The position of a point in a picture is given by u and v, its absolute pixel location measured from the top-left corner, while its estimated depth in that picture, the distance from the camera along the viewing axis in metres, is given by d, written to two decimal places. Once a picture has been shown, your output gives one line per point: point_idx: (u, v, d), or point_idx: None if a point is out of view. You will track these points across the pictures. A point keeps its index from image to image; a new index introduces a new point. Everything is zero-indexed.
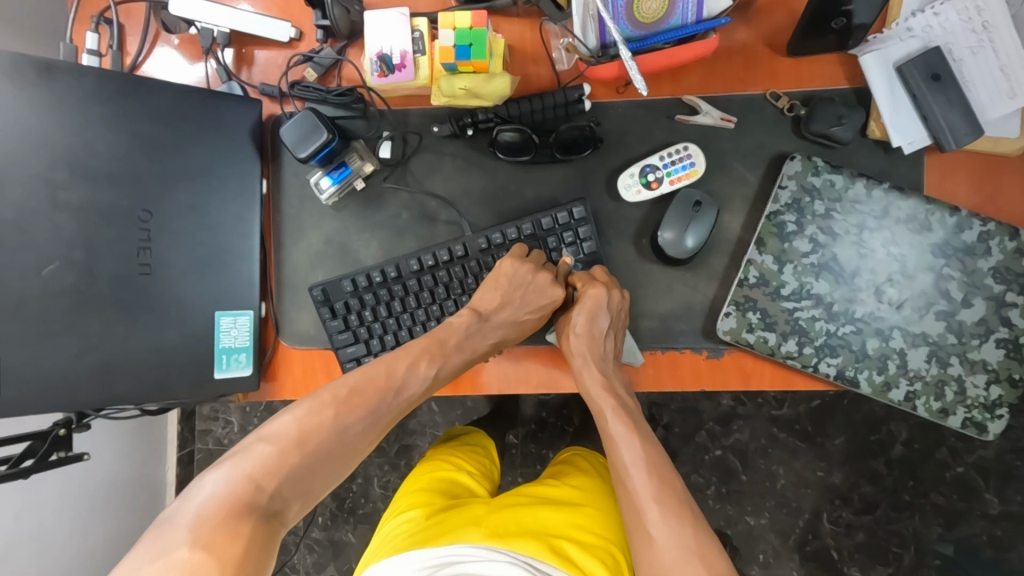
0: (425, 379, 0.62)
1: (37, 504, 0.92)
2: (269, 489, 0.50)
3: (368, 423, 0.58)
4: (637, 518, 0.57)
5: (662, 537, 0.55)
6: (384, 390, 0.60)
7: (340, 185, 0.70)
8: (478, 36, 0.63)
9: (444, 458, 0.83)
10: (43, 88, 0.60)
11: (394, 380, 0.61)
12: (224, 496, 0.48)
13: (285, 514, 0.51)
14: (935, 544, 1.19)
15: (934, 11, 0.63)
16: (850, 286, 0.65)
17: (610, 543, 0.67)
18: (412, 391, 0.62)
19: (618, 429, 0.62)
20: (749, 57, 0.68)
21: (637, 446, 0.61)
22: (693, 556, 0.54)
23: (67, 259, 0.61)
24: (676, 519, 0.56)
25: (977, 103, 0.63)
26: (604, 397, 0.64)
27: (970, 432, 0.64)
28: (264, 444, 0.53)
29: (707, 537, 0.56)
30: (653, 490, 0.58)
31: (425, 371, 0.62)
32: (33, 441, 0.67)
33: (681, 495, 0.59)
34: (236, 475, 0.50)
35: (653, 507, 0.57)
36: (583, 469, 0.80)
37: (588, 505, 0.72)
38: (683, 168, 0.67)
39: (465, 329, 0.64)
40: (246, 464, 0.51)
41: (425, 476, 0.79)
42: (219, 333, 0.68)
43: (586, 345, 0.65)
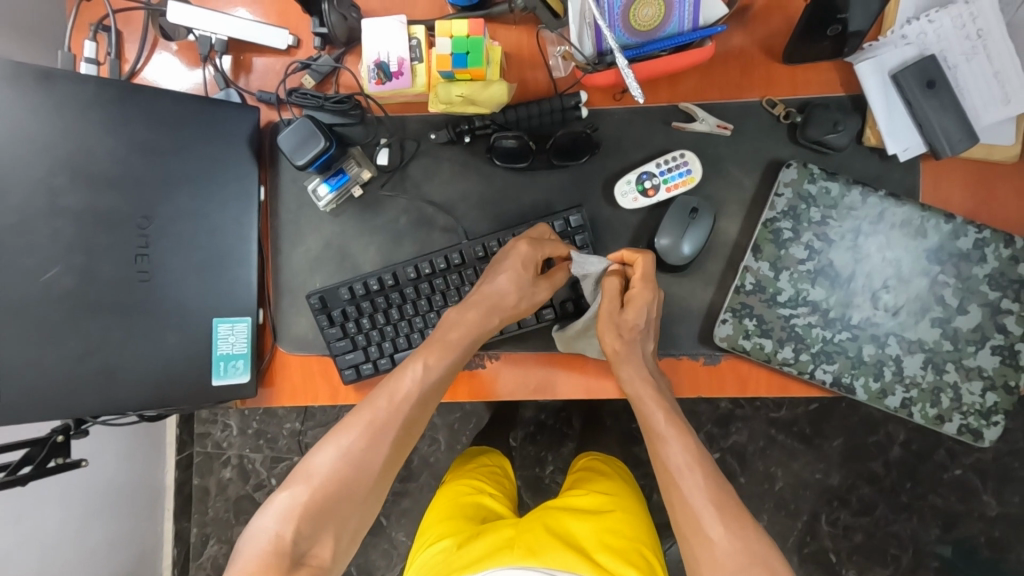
0: (417, 378, 0.60)
1: (37, 509, 0.92)
2: (292, 534, 0.52)
3: (376, 440, 0.57)
4: (693, 525, 0.54)
5: (723, 545, 0.52)
6: (388, 403, 0.59)
7: (337, 192, 0.71)
8: (476, 44, 0.64)
9: (465, 481, 0.84)
10: (42, 95, 0.60)
11: (392, 393, 0.59)
12: (253, 555, 0.51)
13: (319, 553, 0.53)
14: (932, 545, 1.19)
15: (928, 18, 0.63)
16: (846, 291, 0.65)
17: (639, 546, 0.70)
18: (406, 391, 0.59)
19: (666, 429, 0.58)
20: (745, 63, 0.68)
21: (685, 446, 0.57)
22: (756, 563, 0.52)
23: (67, 264, 0.61)
24: (737, 525, 0.53)
25: (971, 109, 0.63)
26: (649, 396, 0.60)
27: (966, 439, 0.64)
28: (286, 493, 0.55)
29: (766, 539, 0.54)
30: (709, 494, 0.55)
31: (414, 369, 0.60)
32: (32, 448, 0.67)
33: (734, 496, 0.56)
34: (262, 529, 0.53)
35: (711, 514, 0.54)
36: (603, 476, 0.82)
37: (615, 510, 0.74)
38: (680, 174, 0.67)
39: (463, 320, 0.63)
40: (269, 518, 0.53)
41: (447, 503, 0.80)
42: (217, 340, 0.68)
43: (627, 343, 0.62)
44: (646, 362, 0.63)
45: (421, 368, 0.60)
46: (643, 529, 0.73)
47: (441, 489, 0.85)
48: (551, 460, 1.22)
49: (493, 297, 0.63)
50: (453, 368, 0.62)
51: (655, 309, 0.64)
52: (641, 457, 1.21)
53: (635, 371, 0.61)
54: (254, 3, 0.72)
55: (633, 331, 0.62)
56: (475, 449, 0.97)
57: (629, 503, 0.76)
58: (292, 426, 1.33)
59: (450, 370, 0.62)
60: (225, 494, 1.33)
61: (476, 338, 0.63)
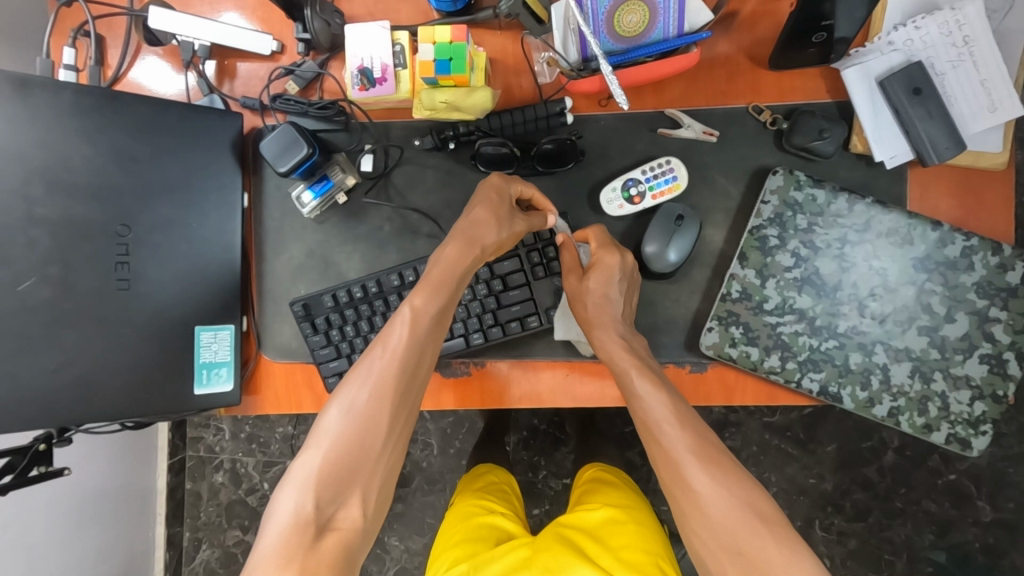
0: (407, 321, 0.55)
1: (25, 514, 0.91)
2: (314, 502, 0.48)
3: (382, 388, 0.52)
4: (676, 476, 0.53)
5: (707, 492, 0.51)
6: (384, 351, 0.54)
7: (322, 199, 0.71)
8: (458, 51, 0.63)
9: (474, 501, 0.84)
10: (19, 103, 0.59)
11: (386, 347, 0.54)
12: (275, 529, 0.47)
13: (346, 515, 0.48)
14: (927, 551, 1.18)
15: (915, 25, 0.63)
16: (832, 299, 0.65)
17: (654, 558, 0.70)
18: (397, 335, 0.54)
19: (642, 387, 0.58)
20: (731, 69, 0.68)
21: (664, 401, 0.57)
22: (741, 508, 0.51)
23: (42, 274, 0.60)
24: (717, 472, 0.53)
25: (958, 117, 0.63)
26: (625, 358, 0.60)
27: (953, 448, 0.64)
28: (301, 460, 0.50)
29: (751, 484, 0.53)
30: (689, 444, 0.55)
31: (405, 312, 0.55)
32: (13, 456, 0.66)
33: (714, 442, 0.56)
34: (281, 506, 0.48)
35: (691, 462, 0.53)
36: (612, 487, 0.82)
37: (628, 522, 0.74)
38: (666, 181, 0.67)
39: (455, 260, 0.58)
40: (288, 489, 0.49)
41: (457, 528, 0.80)
42: (199, 348, 0.67)
43: (600, 313, 0.63)
44: (622, 326, 0.63)
45: (411, 314, 0.55)
46: (656, 541, 0.73)
47: (449, 512, 0.85)
48: (544, 465, 1.22)
49: (470, 229, 0.59)
50: (445, 309, 0.57)
51: (624, 272, 0.64)
52: (634, 463, 1.20)
53: (610, 332, 0.62)
54: (239, 8, 0.72)
55: (604, 296, 0.64)
56: (479, 468, 0.97)
57: (640, 515, 0.76)
58: (284, 430, 1.32)
59: (442, 312, 0.57)
60: (217, 498, 1.32)
61: (463, 272, 0.58)
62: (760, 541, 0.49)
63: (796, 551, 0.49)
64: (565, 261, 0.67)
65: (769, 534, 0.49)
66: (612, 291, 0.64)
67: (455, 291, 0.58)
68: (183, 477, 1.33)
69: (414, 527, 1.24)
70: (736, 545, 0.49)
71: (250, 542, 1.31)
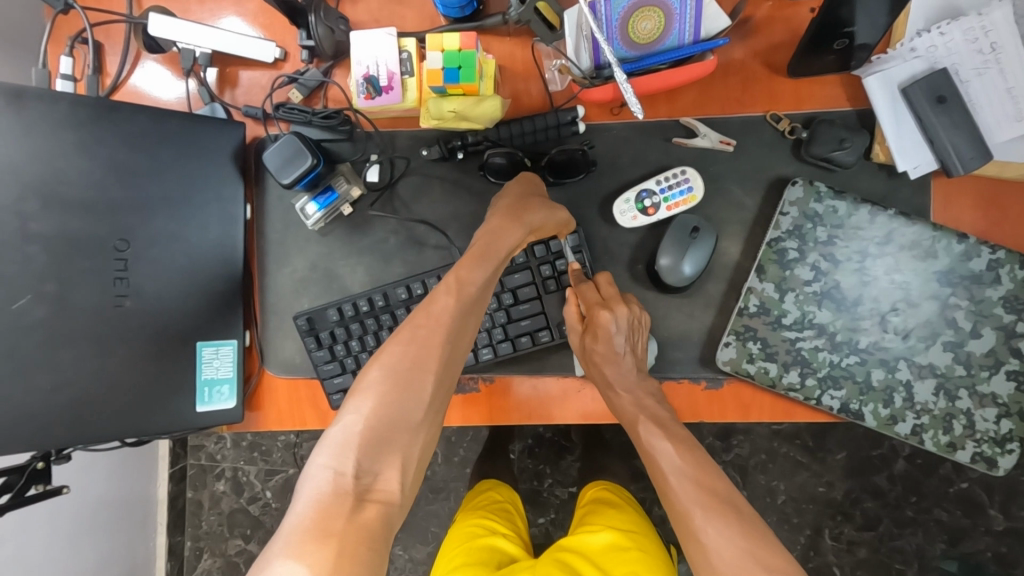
0: (452, 290, 0.53)
1: (24, 527, 0.89)
2: (353, 470, 0.44)
3: (425, 355, 0.49)
4: (683, 526, 0.54)
5: (712, 543, 0.51)
6: (428, 319, 0.51)
7: (326, 210, 0.69)
8: (468, 59, 0.61)
9: (476, 521, 0.82)
10: (13, 115, 0.58)
11: (430, 312, 0.51)
12: (310, 496, 0.43)
13: (386, 482, 0.45)
14: (938, 561, 1.16)
15: (939, 30, 0.61)
16: (853, 314, 0.63)
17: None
18: (441, 304, 0.52)
19: (654, 441, 0.60)
20: (747, 77, 0.66)
21: (677, 452, 0.59)
22: (744, 556, 0.50)
23: (38, 292, 0.58)
24: (724, 522, 0.52)
25: (984, 126, 0.61)
26: (633, 410, 0.61)
27: (980, 467, 0.62)
28: (338, 424, 0.47)
29: (758, 533, 0.52)
30: (692, 495, 0.55)
31: (451, 280, 0.53)
32: (10, 475, 0.64)
33: (726, 495, 0.55)
34: (316, 471, 0.44)
35: (698, 512, 0.53)
36: (616, 508, 0.81)
37: (632, 548, 0.72)
38: (680, 192, 0.65)
39: (493, 233, 0.57)
40: (324, 455, 0.45)
41: (458, 550, 0.77)
42: (200, 364, 0.65)
43: (611, 372, 0.62)
44: (632, 377, 0.63)
45: (457, 282, 0.53)
46: (661, 568, 0.71)
47: (451, 531, 0.83)
48: (549, 474, 1.20)
49: (517, 207, 0.60)
50: (491, 278, 0.56)
51: (620, 323, 0.61)
52: (642, 472, 1.19)
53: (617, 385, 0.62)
54: (240, 14, 0.70)
55: (606, 353, 0.62)
56: (483, 485, 0.95)
57: (644, 539, 0.75)
58: (286, 438, 1.30)
59: (486, 283, 0.55)
60: (218, 507, 1.30)
61: (507, 244, 0.57)
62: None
63: None
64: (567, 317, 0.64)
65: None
66: (615, 343, 0.61)
67: (500, 263, 0.57)
68: (184, 485, 1.30)
69: (418, 536, 1.22)
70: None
71: (252, 551, 1.29)
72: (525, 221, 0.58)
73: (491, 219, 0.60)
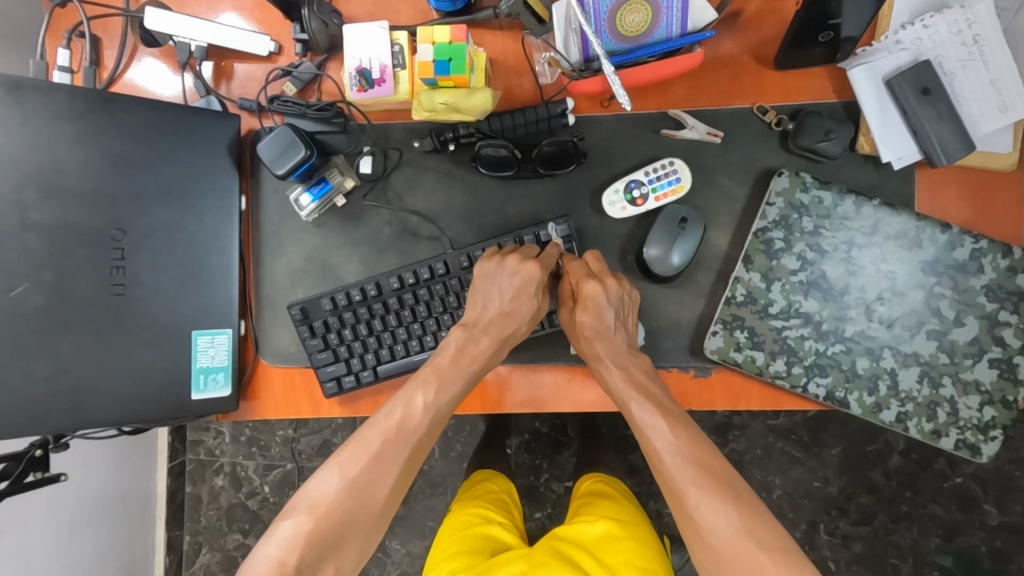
0: (428, 408, 0.58)
1: (24, 519, 0.90)
2: (295, 562, 0.50)
3: (381, 466, 0.55)
4: (680, 506, 0.53)
5: (709, 524, 0.51)
6: (391, 435, 0.56)
7: (320, 201, 0.70)
8: (458, 51, 0.62)
9: (472, 511, 0.83)
10: (13, 107, 0.59)
11: (399, 420, 0.57)
12: None
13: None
14: (933, 555, 1.17)
15: (923, 23, 0.62)
16: (839, 303, 0.63)
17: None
18: (416, 421, 0.57)
19: (643, 418, 0.57)
20: (736, 70, 0.67)
21: (668, 429, 0.56)
22: (741, 536, 0.51)
23: (37, 280, 0.60)
24: (721, 501, 0.52)
25: (969, 117, 0.61)
26: (623, 387, 0.59)
27: (963, 454, 0.63)
28: (290, 520, 0.52)
29: (755, 508, 0.53)
30: (689, 474, 0.54)
31: (427, 400, 0.58)
32: (9, 462, 0.65)
33: (720, 469, 0.55)
34: (263, 561, 0.50)
35: (694, 493, 0.53)
36: (612, 500, 0.81)
37: (626, 538, 0.72)
38: (669, 183, 0.66)
39: (466, 341, 0.61)
40: (272, 546, 0.51)
41: (454, 539, 0.78)
42: (196, 353, 0.66)
43: (600, 346, 0.62)
44: (622, 354, 0.62)
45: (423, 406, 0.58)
46: (655, 557, 0.71)
47: (447, 520, 0.84)
48: (545, 469, 1.21)
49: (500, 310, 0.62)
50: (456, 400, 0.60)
51: (610, 298, 0.62)
52: (637, 466, 1.20)
53: (606, 363, 0.61)
54: (237, 9, 0.71)
55: (596, 327, 0.62)
56: (479, 476, 0.96)
57: (638, 530, 0.75)
58: (284, 433, 1.31)
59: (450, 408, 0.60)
60: (217, 501, 1.31)
61: (476, 360, 0.61)
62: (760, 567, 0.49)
63: None
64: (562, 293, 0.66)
65: (771, 563, 0.49)
66: (605, 317, 0.62)
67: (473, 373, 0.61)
68: (184, 480, 1.32)
69: (415, 531, 1.23)
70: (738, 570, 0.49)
71: (251, 546, 1.30)
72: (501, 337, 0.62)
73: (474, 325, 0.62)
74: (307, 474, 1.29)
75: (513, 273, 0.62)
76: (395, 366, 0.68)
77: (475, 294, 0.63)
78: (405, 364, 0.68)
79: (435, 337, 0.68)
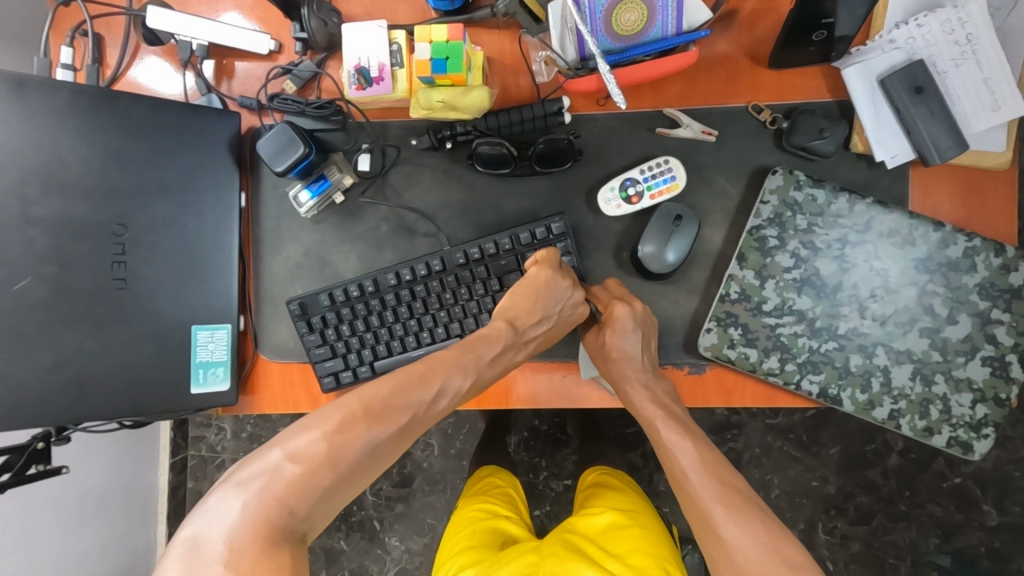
0: (456, 393, 0.59)
1: (26, 512, 0.92)
2: (302, 513, 0.49)
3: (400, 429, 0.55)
4: (705, 524, 0.54)
5: (735, 541, 0.51)
6: (410, 402, 0.56)
7: (319, 199, 0.71)
8: (455, 50, 0.63)
9: (479, 505, 0.83)
10: (16, 103, 0.60)
11: (429, 393, 0.57)
12: (253, 520, 0.47)
13: (312, 534, 0.50)
14: (932, 555, 1.17)
15: (916, 23, 0.62)
16: (832, 301, 0.64)
17: (661, 562, 0.68)
18: (443, 405, 0.58)
19: (670, 438, 0.59)
20: (730, 69, 0.67)
21: (692, 450, 0.58)
22: (769, 554, 0.50)
23: (38, 274, 0.61)
24: (745, 519, 0.53)
25: (961, 116, 0.62)
26: (649, 406, 0.61)
27: (955, 451, 0.63)
28: (292, 462, 0.50)
29: (779, 529, 0.53)
30: (715, 492, 0.55)
31: (459, 383, 0.59)
32: (11, 454, 0.66)
33: (743, 490, 0.55)
34: (263, 500, 0.48)
35: (719, 510, 0.53)
36: (615, 489, 0.81)
37: (632, 525, 0.73)
38: (663, 181, 0.66)
39: (501, 340, 0.61)
40: (278, 488, 0.49)
41: (463, 535, 0.79)
42: (196, 348, 0.67)
43: (627, 367, 0.62)
44: (647, 374, 0.63)
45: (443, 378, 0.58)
46: (661, 543, 0.72)
47: (455, 517, 0.84)
48: (545, 467, 1.21)
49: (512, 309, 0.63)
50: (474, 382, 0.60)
51: (636, 320, 0.63)
52: (636, 464, 1.20)
53: (633, 382, 0.62)
54: (238, 8, 0.72)
55: (623, 350, 0.62)
56: (483, 471, 0.96)
57: (644, 517, 0.75)
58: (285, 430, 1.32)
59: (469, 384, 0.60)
60: None
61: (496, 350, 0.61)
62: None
63: None
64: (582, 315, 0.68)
65: None
66: (628, 341, 0.62)
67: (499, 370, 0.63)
68: (185, 476, 1.33)
69: (415, 528, 1.24)
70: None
71: None
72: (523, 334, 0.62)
73: (521, 330, 0.62)
74: None
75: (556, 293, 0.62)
76: (391, 361, 0.69)
77: (521, 294, 0.62)
78: (402, 359, 0.68)
79: (431, 333, 0.68)
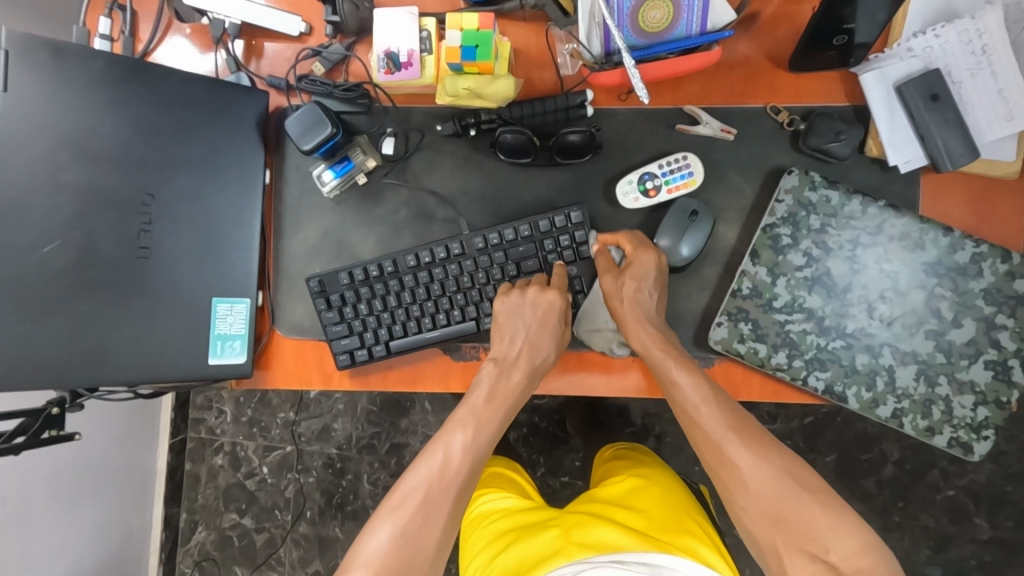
0: (468, 448, 0.61)
1: (27, 480, 0.93)
2: None
3: (433, 508, 0.57)
4: (718, 456, 0.56)
5: (751, 470, 0.55)
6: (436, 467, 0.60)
7: (342, 179, 0.72)
8: (484, 38, 0.65)
9: (495, 493, 0.83)
10: (52, 70, 0.61)
11: (444, 462, 0.60)
12: None
13: None
14: (922, 567, 1.18)
15: (935, 32, 0.64)
16: (841, 301, 0.65)
17: (685, 511, 0.70)
18: (458, 464, 0.60)
19: (678, 373, 0.60)
20: (750, 70, 0.69)
21: (697, 384, 0.59)
22: (786, 482, 0.54)
23: (66, 239, 0.62)
24: (756, 451, 0.56)
25: (975, 125, 0.64)
26: (657, 349, 0.61)
27: (956, 452, 0.64)
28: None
29: (791, 456, 0.56)
30: (726, 423, 0.57)
31: (463, 442, 0.61)
32: (27, 417, 0.66)
33: (750, 420, 0.58)
34: None
35: (732, 440, 0.56)
36: (629, 460, 0.83)
37: (653, 486, 0.74)
38: (681, 177, 0.68)
39: (489, 379, 0.65)
40: None
41: (485, 528, 0.77)
42: (214, 319, 0.69)
43: (633, 312, 0.63)
44: (653, 318, 0.64)
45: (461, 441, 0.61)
46: (682, 496, 0.74)
47: (471, 514, 0.83)
48: (542, 463, 1.22)
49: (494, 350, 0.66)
50: (494, 434, 0.63)
51: (659, 270, 0.65)
52: None
53: (639, 325, 0.63)
54: None
55: (635, 297, 0.64)
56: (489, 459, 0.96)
57: (660, 475, 0.77)
58: (285, 416, 1.32)
59: (488, 441, 0.63)
60: (215, 481, 1.32)
61: (499, 398, 0.64)
62: (807, 510, 0.53)
63: (841, 515, 0.52)
64: (600, 265, 0.66)
65: (815, 503, 0.53)
66: (643, 296, 0.64)
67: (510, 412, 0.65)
68: (183, 458, 1.33)
69: None
70: (784, 518, 0.52)
71: (247, 526, 1.31)
72: (505, 365, 0.65)
73: (502, 359, 0.66)
74: (306, 458, 1.30)
75: (536, 303, 0.64)
76: (407, 342, 0.70)
77: (500, 330, 0.66)
78: (417, 340, 0.70)
79: (447, 316, 0.70)
